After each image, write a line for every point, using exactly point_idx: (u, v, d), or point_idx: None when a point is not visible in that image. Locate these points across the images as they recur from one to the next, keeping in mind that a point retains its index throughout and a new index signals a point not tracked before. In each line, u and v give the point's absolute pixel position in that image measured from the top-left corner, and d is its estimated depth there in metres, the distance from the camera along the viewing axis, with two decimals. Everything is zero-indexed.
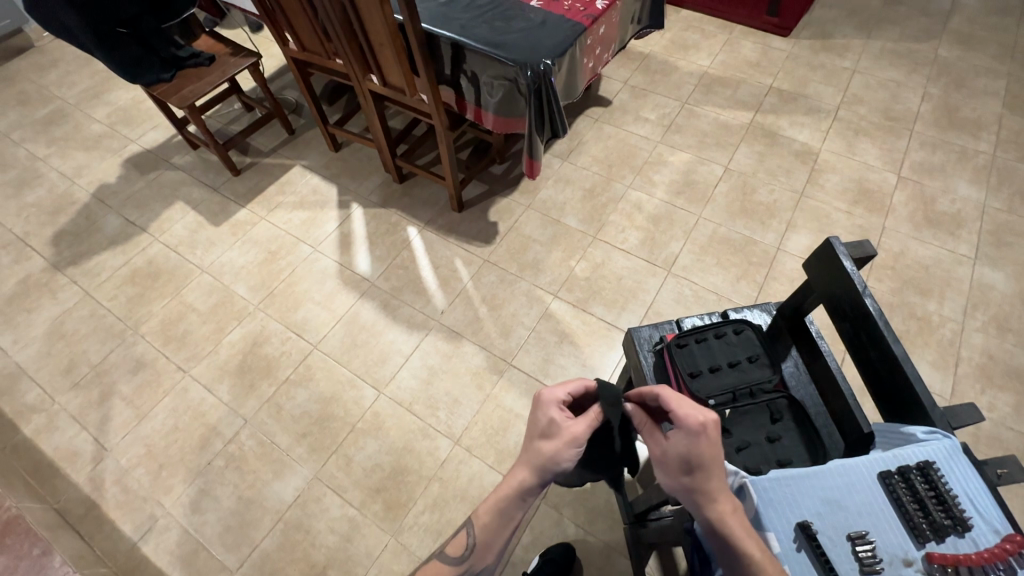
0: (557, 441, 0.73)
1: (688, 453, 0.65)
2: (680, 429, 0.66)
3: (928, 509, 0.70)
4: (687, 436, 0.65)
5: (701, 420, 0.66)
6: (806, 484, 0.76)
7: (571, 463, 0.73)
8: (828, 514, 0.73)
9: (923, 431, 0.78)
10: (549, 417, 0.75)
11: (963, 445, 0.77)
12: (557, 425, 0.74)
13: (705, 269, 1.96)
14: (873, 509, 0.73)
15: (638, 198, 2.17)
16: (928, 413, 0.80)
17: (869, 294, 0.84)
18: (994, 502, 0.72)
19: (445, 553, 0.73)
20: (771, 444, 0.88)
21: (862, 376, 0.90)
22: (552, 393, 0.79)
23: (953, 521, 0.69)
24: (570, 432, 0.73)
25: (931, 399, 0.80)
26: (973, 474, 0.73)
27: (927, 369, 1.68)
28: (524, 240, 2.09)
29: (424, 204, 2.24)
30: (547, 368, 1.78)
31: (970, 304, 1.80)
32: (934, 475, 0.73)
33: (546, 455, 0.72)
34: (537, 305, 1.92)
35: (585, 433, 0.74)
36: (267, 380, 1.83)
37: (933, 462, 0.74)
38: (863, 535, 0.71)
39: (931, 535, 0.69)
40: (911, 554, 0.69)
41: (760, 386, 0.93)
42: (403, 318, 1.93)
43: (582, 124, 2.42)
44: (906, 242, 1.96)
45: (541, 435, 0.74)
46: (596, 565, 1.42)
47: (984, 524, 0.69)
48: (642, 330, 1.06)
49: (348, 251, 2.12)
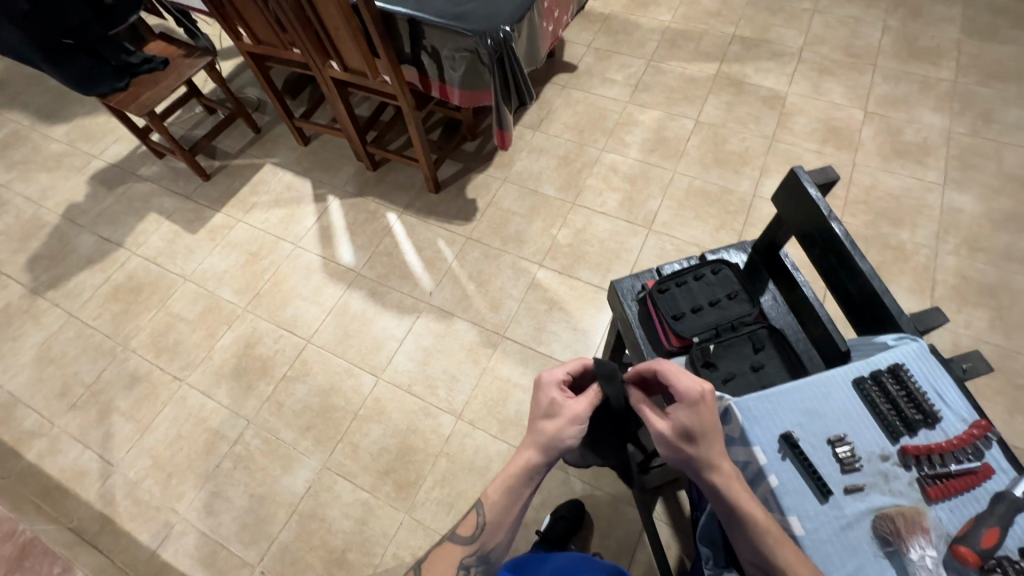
0: (560, 421, 0.80)
1: (692, 424, 0.69)
2: (681, 402, 0.71)
3: (900, 408, 0.75)
4: (689, 408, 0.70)
5: (700, 390, 0.71)
6: (786, 398, 0.79)
7: (575, 440, 0.79)
8: (808, 423, 0.77)
9: (892, 337, 0.82)
10: (549, 398, 0.82)
11: (931, 346, 0.80)
12: (558, 406, 0.81)
13: (684, 224, 1.99)
14: (849, 413, 0.77)
15: (612, 160, 2.18)
16: (896, 321, 0.83)
17: (835, 218, 0.86)
18: (960, 391, 0.77)
19: (457, 533, 0.80)
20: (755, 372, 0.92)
21: (836, 299, 0.93)
22: (551, 375, 0.86)
23: (923, 416, 0.75)
24: (571, 411, 0.81)
25: (901, 311, 0.83)
26: (941, 370, 0.77)
27: (904, 295, 1.74)
28: (503, 214, 2.09)
29: (400, 189, 2.22)
30: (539, 336, 1.81)
31: (942, 229, 1.85)
32: (903, 375, 0.77)
33: (550, 433, 0.78)
34: (522, 277, 1.94)
35: (585, 410, 0.81)
36: (265, 379, 1.84)
37: (902, 364, 0.78)
38: (841, 438, 0.75)
39: (904, 430, 0.74)
40: (887, 450, 0.74)
41: (741, 320, 0.96)
42: (393, 304, 1.94)
43: (550, 92, 2.41)
44: (877, 175, 2.00)
45: (544, 415, 0.81)
46: (606, 516, 1.47)
47: (952, 415, 0.75)
48: (623, 280, 1.06)
49: (330, 244, 2.11)
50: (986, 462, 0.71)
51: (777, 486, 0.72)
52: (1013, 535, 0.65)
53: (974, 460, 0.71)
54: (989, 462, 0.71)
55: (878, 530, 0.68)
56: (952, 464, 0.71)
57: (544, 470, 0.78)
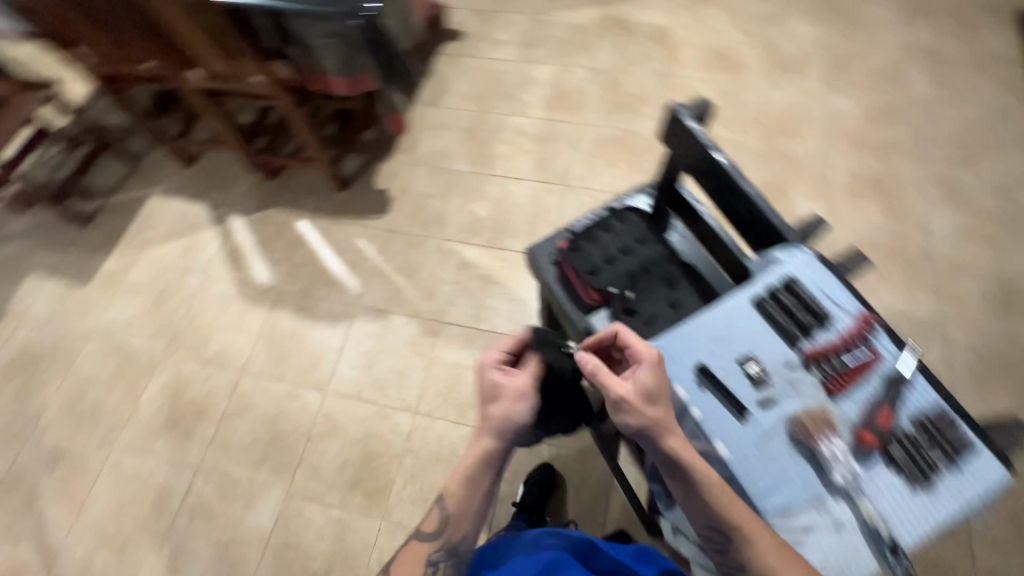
0: (506, 402, 0.81)
1: (655, 384, 0.74)
2: (644, 365, 0.76)
3: (797, 319, 0.83)
4: (651, 370, 0.75)
5: (657, 353, 0.77)
6: (697, 332, 0.83)
7: (525, 417, 0.81)
8: (720, 351, 0.82)
9: (780, 253, 0.86)
10: (491, 381, 0.83)
11: (816, 253, 0.87)
12: (503, 387, 0.82)
13: (598, 174, 2.00)
14: (754, 334, 0.83)
15: (517, 124, 2.15)
16: (784, 235, 0.88)
17: (716, 147, 0.88)
18: (845, 287, 0.85)
19: (424, 531, 0.82)
20: (673, 309, 0.95)
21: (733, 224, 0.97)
22: (490, 357, 0.87)
23: (816, 322, 0.83)
24: (517, 389, 0.82)
25: (785, 224, 0.88)
26: (827, 275, 0.85)
27: (806, 201, 1.85)
28: (419, 199, 2.03)
29: (305, 194, 2.10)
30: (479, 314, 1.80)
31: (829, 133, 1.97)
32: (797, 288, 0.84)
33: (499, 417, 0.79)
34: (451, 259, 1.90)
35: (529, 386, 0.82)
36: (204, 422, 1.73)
37: (793, 278, 0.84)
38: (751, 358, 0.81)
39: (802, 338, 0.82)
40: (790, 360, 0.81)
41: (652, 262, 0.98)
42: (324, 314, 1.86)
43: (441, 64, 2.32)
44: (765, 93, 2.08)
45: (491, 400, 0.82)
46: (576, 472, 1.52)
47: (840, 314, 0.83)
48: (537, 246, 1.06)
49: (242, 266, 1.98)
50: (875, 348, 0.82)
51: (700, 417, 0.78)
52: (899, 408, 0.79)
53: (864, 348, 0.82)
54: (877, 347, 0.82)
55: (794, 435, 0.78)
56: (848, 358, 0.81)
57: (499, 455, 0.80)
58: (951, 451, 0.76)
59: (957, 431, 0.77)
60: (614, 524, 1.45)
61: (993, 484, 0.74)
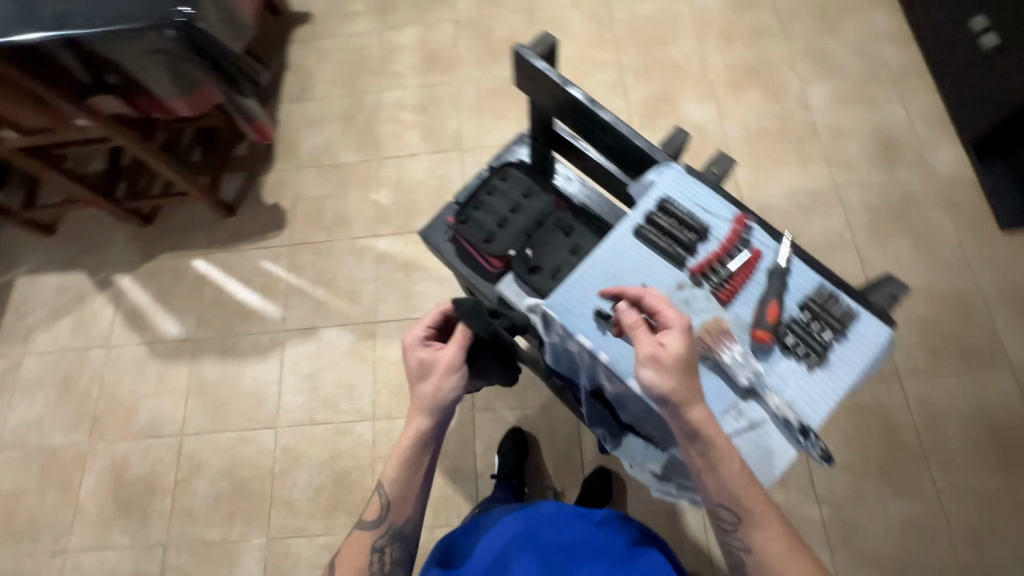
0: (435, 377, 0.78)
1: (686, 351, 0.69)
2: (675, 331, 0.70)
3: (677, 237, 0.84)
4: (683, 336, 0.70)
5: (688, 320, 0.72)
6: (589, 277, 0.84)
7: (456, 390, 0.78)
8: (614, 290, 0.83)
9: (652, 173, 0.88)
10: (419, 358, 0.80)
11: (685, 168, 0.90)
12: (430, 362, 0.79)
13: (490, 130, 1.94)
14: (642, 263, 0.84)
15: (395, 98, 2.02)
16: (651, 156, 0.89)
17: (570, 83, 0.87)
18: (715, 195, 0.88)
19: (364, 520, 0.78)
20: (574, 254, 0.99)
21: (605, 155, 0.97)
22: (413, 335, 0.83)
23: (697, 236, 0.85)
24: (443, 363, 0.79)
25: (650, 145, 0.89)
26: (697, 187, 0.88)
27: (695, 105, 1.86)
28: (315, 203, 1.91)
29: (191, 230, 1.92)
30: (411, 304, 1.75)
31: (700, 32, 1.97)
32: (670, 207, 0.86)
33: (430, 393, 0.77)
34: (366, 256, 1.82)
35: (457, 357, 0.79)
36: (158, 496, 1.63)
37: (667, 198, 0.86)
38: (644, 289, 0.82)
39: (686, 254, 0.84)
40: (682, 280, 0.83)
41: (544, 214, 1.00)
42: (251, 350, 1.75)
43: (297, 53, 2.13)
44: (632, 5, 2.05)
45: (419, 376, 0.79)
46: (545, 426, 1.54)
47: (717, 222, 0.87)
48: (429, 228, 1.06)
49: (146, 326, 1.82)
50: (753, 246, 0.85)
51: (609, 359, 0.78)
52: (784, 298, 0.82)
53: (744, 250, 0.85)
54: (755, 245, 0.85)
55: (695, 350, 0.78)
56: (730, 263, 0.84)
57: (436, 432, 0.78)
58: (838, 327, 0.80)
59: (838, 305, 0.81)
60: (591, 464, 1.50)
61: (877, 346, 0.80)
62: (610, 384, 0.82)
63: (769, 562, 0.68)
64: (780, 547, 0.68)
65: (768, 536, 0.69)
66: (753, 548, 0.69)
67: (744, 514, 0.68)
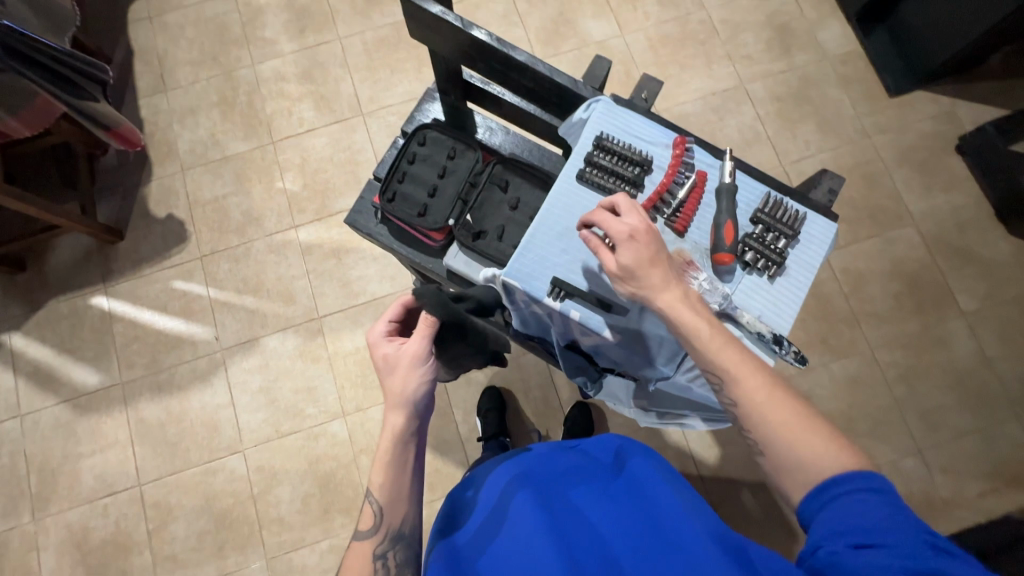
0: (402, 372, 0.73)
1: (632, 261, 0.71)
2: (621, 245, 0.71)
3: (622, 175, 0.82)
4: (629, 247, 0.71)
5: (637, 225, 0.72)
6: (541, 234, 0.81)
7: (427, 383, 0.74)
8: (570, 244, 0.81)
9: (583, 111, 0.86)
10: (384, 355, 0.76)
11: (614, 97, 0.87)
12: (395, 357, 0.75)
13: (388, 87, 1.78)
14: (591, 210, 0.82)
15: (272, 69, 1.80)
16: (577, 92, 0.86)
17: (471, 25, 0.79)
18: (649, 122, 0.86)
19: (359, 531, 0.72)
20: (517, 210, 0.95)
21: (527, 99, 0.92)
22: (375, 331, 0.79)
23: (640, 169, 0.83)
24: (407, 357, 0.74)
25: (574, 80, 0.85)
26: (629, 117, 0.86)
27: (594, 21, 1.79)
28: (215, 206, 1.71)
29: (75, 265, 1.68)
30: (352, 290, 1.65)
31: None
32: (609, 145, 0.83)
33: (397, 390, 0.72)
34: (289, 251, 1.68)
35: (421, 349, 0.74)
36: (133, 554, 1.51)
37: (602, 134, 0.84)
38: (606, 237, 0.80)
39: (634, 191, 0.83)
40: None
41: (474, 174, 0.97)
42: (189, 379, 1.61)
43: (141, 35, 1.82)
44: None
45: (387, 374, 0.75)
46: (517, 378, 1.55)
47: (657, 149, 0.85)
48: (356, 211, 1.02)
49: (58, 382, 1.61)
50: (697, 168, 0.85)
51: (580, 317, 0.78)
52: (736, 214, 0.83)
53: (689, 174, 0.84)
54: (698, 167, 0.85)
55: None
56: (679, 191, 0.83)
57: (416, 427, 0.73)
58: (790, 231, 0.82)
59: (786, 211, 0.83)
60: (569, 402, 1.54)
61: (825, 242, 0.84)
62: (583, 337, 0.83)
63: (751, 412, 0.65)
64: (762, 395, 0.65)
65: (748, 387, 0.65)
66: (736, 400, 0.66)
67: (720, 371, 0.67)
